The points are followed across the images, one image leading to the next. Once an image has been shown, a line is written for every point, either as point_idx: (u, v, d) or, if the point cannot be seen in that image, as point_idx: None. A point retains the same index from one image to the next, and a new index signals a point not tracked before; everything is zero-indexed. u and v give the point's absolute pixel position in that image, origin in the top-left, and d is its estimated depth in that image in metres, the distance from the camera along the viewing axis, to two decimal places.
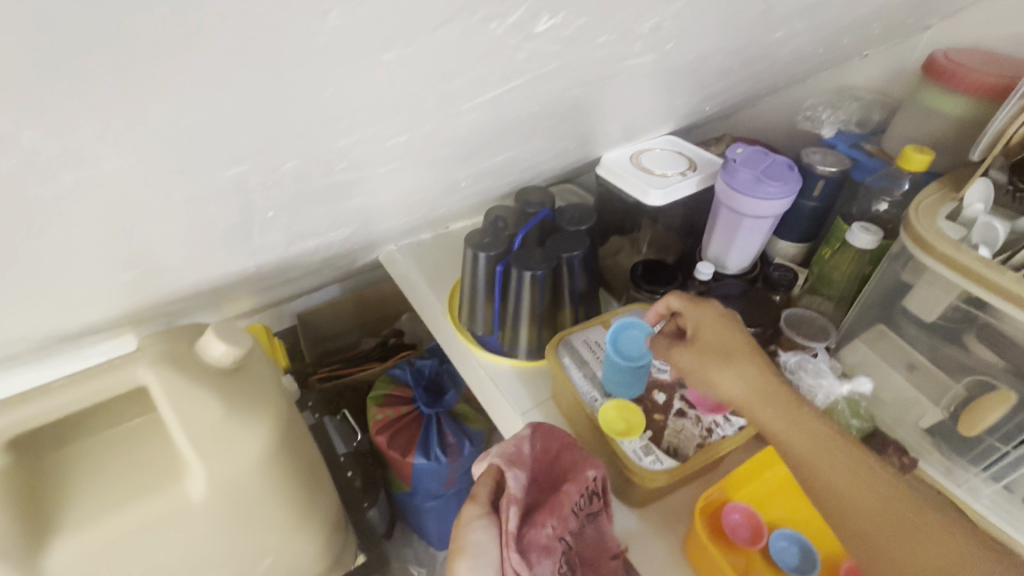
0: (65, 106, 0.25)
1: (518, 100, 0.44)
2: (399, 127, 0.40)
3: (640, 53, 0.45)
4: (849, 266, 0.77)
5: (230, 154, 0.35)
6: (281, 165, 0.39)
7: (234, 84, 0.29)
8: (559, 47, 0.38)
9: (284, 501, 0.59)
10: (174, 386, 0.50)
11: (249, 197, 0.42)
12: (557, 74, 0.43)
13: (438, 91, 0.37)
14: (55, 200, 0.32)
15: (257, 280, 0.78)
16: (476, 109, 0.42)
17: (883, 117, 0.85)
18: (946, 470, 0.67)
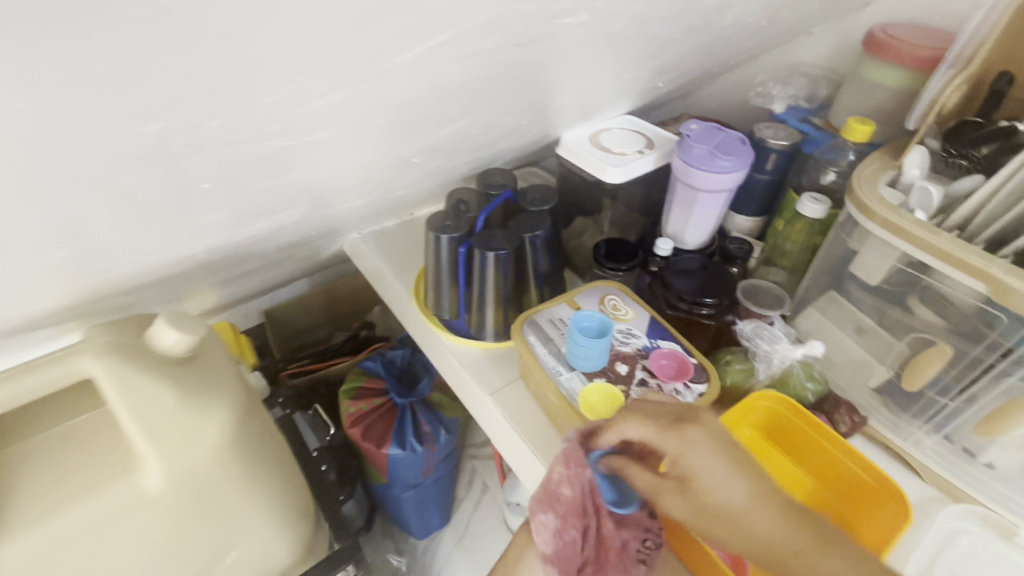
0: None
1: (454, 59, 0.44)
2: (327, 84, 0.39)
3: (572, 11, 0.45)
4: (801, 236, 0.80)
5: (150, 112, 0.33)
6: (205, 122, 0.37)
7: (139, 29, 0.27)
8: None
9: (249, 493, 0.58)
10: (122, 375, 0.48)
11: (187, 164, 0.41)
12: (486, 31, 0.42)
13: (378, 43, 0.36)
14: None
15: (214, 270, 0.76)
16: (403, 69, 0.41)
17: (830, 92, 0.88)
18: (893, 425, 0.71)
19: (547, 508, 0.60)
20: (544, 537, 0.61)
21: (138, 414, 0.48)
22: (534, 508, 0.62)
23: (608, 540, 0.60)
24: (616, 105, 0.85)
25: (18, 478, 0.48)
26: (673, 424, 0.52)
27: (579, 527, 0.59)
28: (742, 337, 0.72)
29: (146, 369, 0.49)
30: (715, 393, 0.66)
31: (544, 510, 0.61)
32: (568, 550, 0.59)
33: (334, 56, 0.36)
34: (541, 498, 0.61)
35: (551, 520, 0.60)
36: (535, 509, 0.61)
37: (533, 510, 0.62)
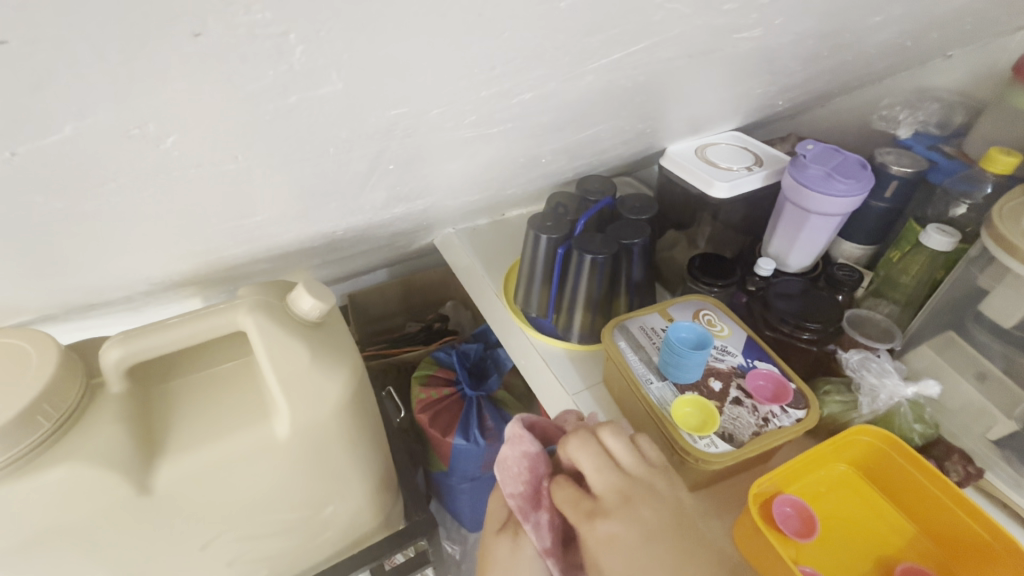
0: (234, 28, 0.29)
1: (630, 66, 0.49)
2: (495, 87, 0.44)
3: (752, 26, 0.49)
4: (920, 269, 0.75)
5: (351, 97, 0.38)
6: (386, 111, 0.42)
7: (383, 25, 0.32)
8: (691, 11, 0.42)
9: (353, 451, 0.63)
10: (269, 331, 0.54)
11: (358, 148, 0.46)
12: (673, 42, 0.47)
13: (575, 44, 0.41)
14: (201, 122, 0.36)
15: (330, 251, 0.83)
16: (561, 67, 0.44)
17: (967, 119, 0.83)
18: (1014, 483, 0.65)
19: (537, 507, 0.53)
20: (539, 534, 0.51)
21: (277, 367, 0.55)
22: (522, 510, 0.53)
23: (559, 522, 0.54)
24: (727, 121, 0.85)
25: (176, 409, 0.55)
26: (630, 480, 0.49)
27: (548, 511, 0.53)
28: (846, 367, 0.69)
29: (286, 329, 0.56)
30: (814, 421, 0.63)
31: (537, 507, 0.53)
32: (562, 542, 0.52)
33: (516, 57, 0.40)
34: (529, 492, 0.53)
35: (540, 531, 0.51)
36: (524, 511, 0.53)
37: (523, 513, 0.53)
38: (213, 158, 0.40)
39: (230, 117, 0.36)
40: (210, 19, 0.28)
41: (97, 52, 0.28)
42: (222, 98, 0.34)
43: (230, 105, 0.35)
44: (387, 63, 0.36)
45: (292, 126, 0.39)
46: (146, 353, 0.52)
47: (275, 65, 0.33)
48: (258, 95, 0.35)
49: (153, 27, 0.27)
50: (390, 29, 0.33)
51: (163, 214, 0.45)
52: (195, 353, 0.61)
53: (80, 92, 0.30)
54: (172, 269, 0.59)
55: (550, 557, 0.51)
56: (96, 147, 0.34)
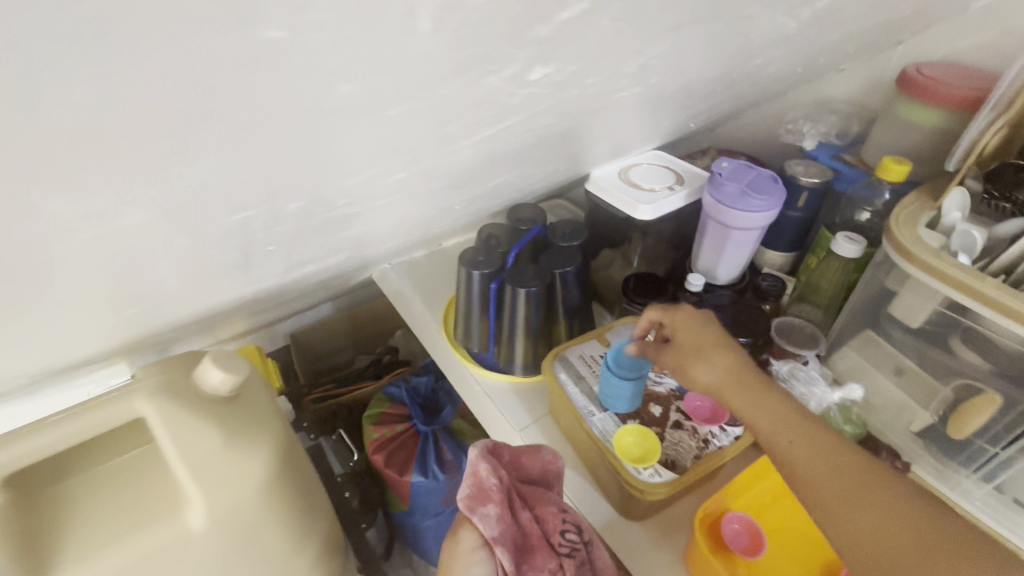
0: (45, 143, 0.26)
1: (511, 132, 0.48)
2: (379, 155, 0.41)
3: (629, 87, 0.50)
4: (836, 274, 0.79)
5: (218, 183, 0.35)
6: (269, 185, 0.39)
7: (233, 118, 0.30)
8: (550, 91, 0.43)
9: (287, 528, 0.58)
10: (172, 416, 0.50)
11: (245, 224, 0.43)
12: (552, 110, 0.47)
13: (460, 111, 0.40)
14: (44, 232, 0.32)
15: (252, 306, 0.78)
16: (445, 137, 0.42)
17: (863, 127, 0.88)
18: (938, 473, 0.68)
19: (479, 504, 0.56)
20: (487, 524, 0.55)
21: (186, 454, 0.50)
22: (471, 506, 0.56)
23: (548, 515, 0.60)
24: (646, 143, 0.87)
25: (74, 513, 0.50)
26: (697, 349, 0.58)
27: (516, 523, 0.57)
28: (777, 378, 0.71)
29: (191, 410, 0.51)
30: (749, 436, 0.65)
31: (482, 502, 0.56)
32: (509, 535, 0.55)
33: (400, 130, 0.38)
34: (471, 493, 0.57)
35: (491, 525, 0.55)
36: (474, 505, 0.56)
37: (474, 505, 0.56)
38: (73, 258, 0.36)
39: (83, 225, 0.33)
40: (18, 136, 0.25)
41: None
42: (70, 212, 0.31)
43: (82, 215, 0.32)
44: (254, 151, 0.34)
45: (159, 216, 0.36)
46: (23, 461, 0.46)
47: (114, 171, 0.30)
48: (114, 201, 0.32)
49: None
50: (241, 121, 0.30)
51: (22, 318, 0.40)
52: (101, 442, 0.56)
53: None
54: (57, 359, 0.53)
55: (497, 545, 0.54)
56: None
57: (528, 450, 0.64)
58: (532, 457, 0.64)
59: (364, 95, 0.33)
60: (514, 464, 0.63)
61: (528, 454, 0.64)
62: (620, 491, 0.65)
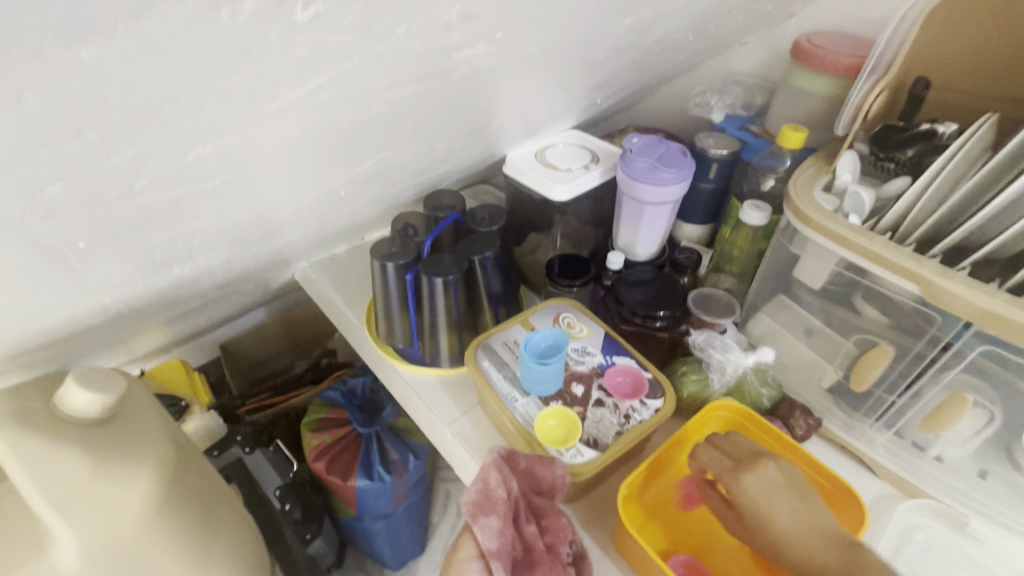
0: None
1: (340, 101, 0.41)
2: (237, 131, 0.37)
3: (469, 43, 0.42)
4: (746, 242, 0.80)
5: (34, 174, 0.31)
6: (81, 175, 0.34)
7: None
8: (349, 38, 0.34)
9: (185, 566, 0.52)
10: (26, 446, 0.44)
11: (93, 219, 0.38)
12: (412, 72, 0.42)
13: (278, 92, 0.36)
14: None
15: (143, 316, 0.71)
16: (295, 107, 0.38)
17: (766, 99, 0.90)
18: (846, 425, 0.71)
19: (480, 515, 0.53)
20: (486, 536, 0.52)
21: (43, 487, 0.44)
22: (472, 515, 0.53)
23: (553, 528, 0.56)
24: (559, 121, 0.85)
25: None
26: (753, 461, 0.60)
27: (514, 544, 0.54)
28: (695, 348, 0.73)
29: (50, 438, 0.46)
30: (671, 407, 0.65)
31: (485, 513, 0.53)
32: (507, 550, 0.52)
33: (233, 102, 0.34)
34: (476, 502, 0.54)
35: (489, 538, 0.52)
36: (474, 515, 0.53)
37: (474, 515, 0.53)
38: None
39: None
40: None
41: None
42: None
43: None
44: (42, 131, 0.29)
45: None
46: None
47: None
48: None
49: None
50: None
51: None
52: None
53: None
54: None
55: (493, 559, 0.51)
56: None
57: (540, 459, 0.58)
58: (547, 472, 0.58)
59: (162, 60, 0.28)
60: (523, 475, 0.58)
61: (540, 464, 0.58)
62: None
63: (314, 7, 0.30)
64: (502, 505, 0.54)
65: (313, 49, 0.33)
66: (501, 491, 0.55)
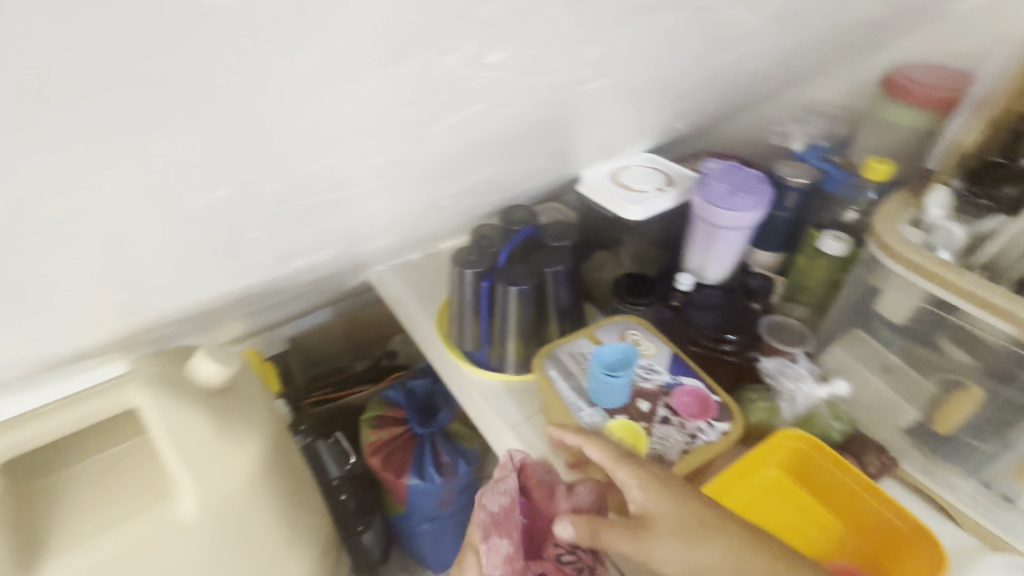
0: (20, 124, 0.27)
1: (458, 121, 0.46)
2: (374, 146, 0.43)
3: (595, 77, 0.49)
4: (822, 273, 0.80)
5: (220, 173, 0.38)
6: (244, 178, 0.40)
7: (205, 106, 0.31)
8: (478, 63, 0.38)
9: (276, 523, 0.59)
10: (165, 405, 0.51)
11: (248, 215, 0.45)
12: (524, 97, 0.47)
13: (414, 111, 0.41)
14: (27, 214, 0.33)
15: (246, 305, 0.79)
16: (437, 129, 0.45)
17: (849, 130, 0.90)
18: (925, 469, 0.68)
19: (493, 532, 0.58)
20: (494, 554, 0.57)
21: (178, 445, 0.51)
22: (486, 530, 0.58)
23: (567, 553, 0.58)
24: (635, 145, 0.88)
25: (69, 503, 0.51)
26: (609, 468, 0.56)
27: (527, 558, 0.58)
28: (765, 374, 0.73)
29: (183, 400, 0.53)
30: (739, 431, 0.65)
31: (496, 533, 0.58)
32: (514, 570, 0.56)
33: (375, 120, 0.40)
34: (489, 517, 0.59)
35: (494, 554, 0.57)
36: (485, 530, 0.58)
37: (488, 532, 0.58)
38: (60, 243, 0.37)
39: (60, 204, 0.33)
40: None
41: None
42: (49, 185, 0.31)
43: (62, 190, 0.32)
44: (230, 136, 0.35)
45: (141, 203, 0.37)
46: (21, 448, 0.47)
47: (104, 154, 0.31)
48: (87, 175, 0.32)
49: None
50: (210, 103, 0.31)
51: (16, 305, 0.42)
52: (88, 440, 0.56)
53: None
54: (54, 350, 0.54)
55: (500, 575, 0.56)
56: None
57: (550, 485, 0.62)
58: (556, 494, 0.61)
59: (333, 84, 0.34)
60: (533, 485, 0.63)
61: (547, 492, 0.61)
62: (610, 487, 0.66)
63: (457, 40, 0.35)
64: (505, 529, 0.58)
65: (489, 82, 0.42)
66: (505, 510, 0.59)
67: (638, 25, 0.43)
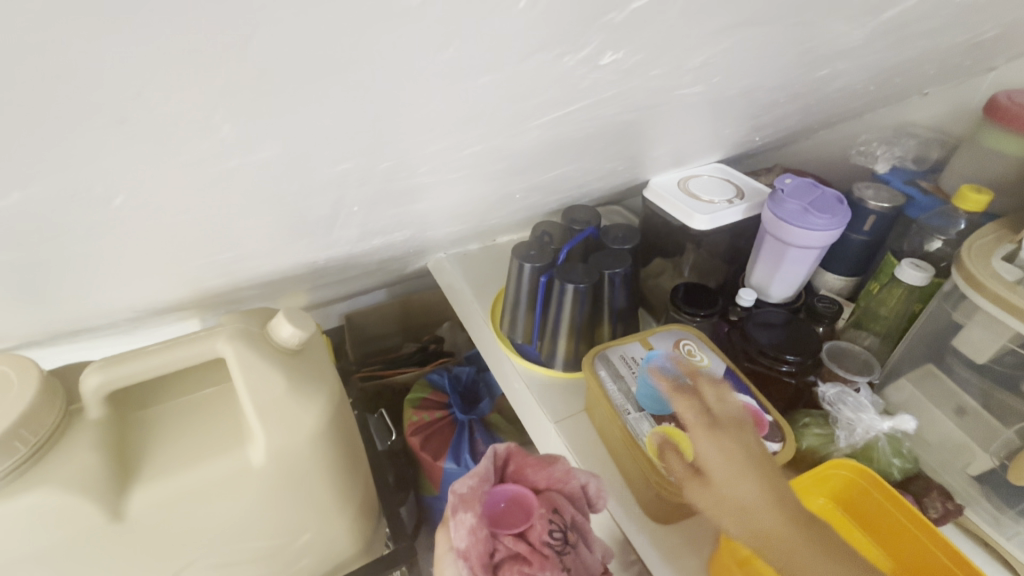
0: (175, 100, 0.31)
1: (546, 121, 0.47)
2: (467, 137, 0.46)
3: (691, 83, 0.50)
4: (897, 302, 0.76)
5: (330, 153, 0.41)
6: (345, 160, 0.43)
7: (332, 95, 0.34)
8: (578, 68, 0.40)
9: (329, 481, 0.64)
10: (247, 359, 0.56)
11: (344, 192, 0.48)
12: (614, 100, 0.48)
13: (512, 107, 0.43)
14: (165, 176, 0.37)
15: (318, 277, 0.84)
16: (525, 127, 0.47)
17: (943, 155, 0.85)
18: (994, 520, 0.64)
19: (462, 509, 0.58)
20: (460, 534, 0.57)
21: (255, 397, 0.56)
22: (456, 507, 0.58)
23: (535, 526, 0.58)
24: (708, 154, 0.87)
25: (157, 435, 0.56)
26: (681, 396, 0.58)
27: (494, 531, 0.58)
28: (824, 401, 0.70)
29: (264, 357, 0.57)
30: (789, 455, 0.64)
31: (464, 509, 0.58)
32: (479, 551, 0.56)
33: (471, 116, 0.42)
34: (458, 496, 0.59)
35: (459, 535, 0.57)
36: (454, 509, 0.58)
37: (454, 509, 0.58)
38: (186, 204, 0.42)
39: (202, 168, 0.38)
40: (165, 93, 0.30)
41: (63, 127, 0.30)
42: (201, 151, 0.36)
43: (207, 157, 0.37)
44: (342, 124, 0.38)
45: (257, 173, 0.41)
46: (126, 381, 0.53)
47: (236, 133, 0.35)
48: (223, 149, 0.36)
49: (109, 106, 0.30)
50: (335, 92, 0.34)
51: (137, 255, 0.47)
52: (167, 385, 0.61)
53: (44, 152, 0.31)
54: (158, 299, 0.61)
55: (464, 557, 0.56)
56: (64, 195, 0.35)
57: (531, 463, 0.64)
58: (534, 470, 0.64)
59: (442, 81, 0.36)
60: (517, 474, 0.64)
61: (530, 468, 0.64)
62: (648, 492, 0.66)
63: (560, 46, 0.37)
64: (474, 503, 0.58)
65: (593, 83, 0.43)
66: (472, 484, 0.60)
67: (741, 36, 0.43)
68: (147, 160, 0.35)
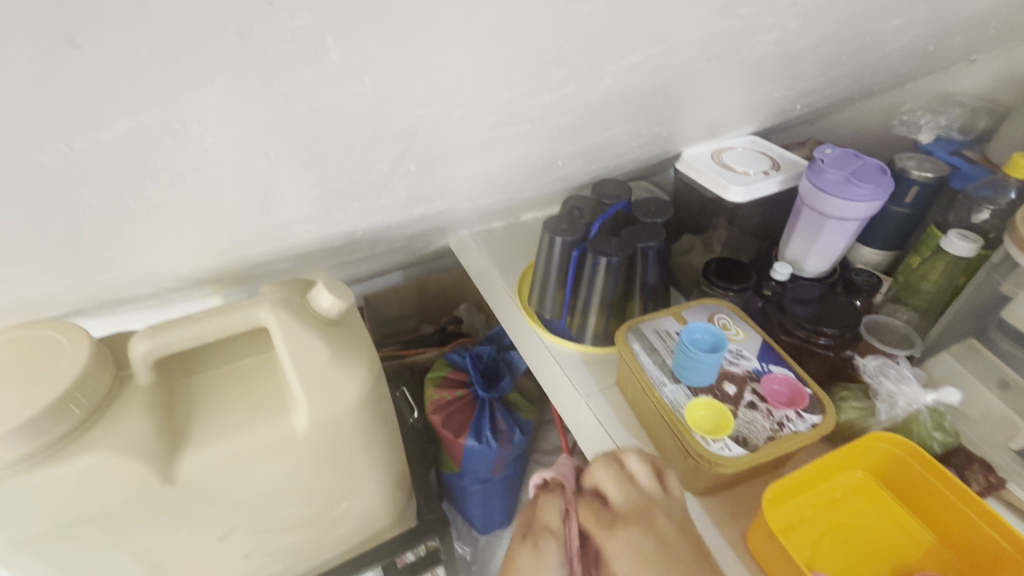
0: (263, 31, 0.31)
1: (616, 70, 0.47)
2: (538, 86, 0.45)
3: (768, 29, 0.49)
4: (940, 275, 0.74)
5: (409, 99, 0.41)
6: (415, 109, 0.42)
7: (428, 29, 0.34)
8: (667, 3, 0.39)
9: (366, 450, 0.64)
10: (289, 328, 0.56)
11: (405, 146, 0.48)
12: (690, 46, 0.47)
13: (593, 47, 0.42)
14: (232, 121, 0.37)
15: (346, 253, 0.84)
16: (597, 75, 0.47)
17: (990, 124, 0.84)
18: None
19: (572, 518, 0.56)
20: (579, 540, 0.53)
21: (298, 364, 0.57)
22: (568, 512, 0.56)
23: None
24: (744, 125, 0.85)
25: (202, 402, 0.57)
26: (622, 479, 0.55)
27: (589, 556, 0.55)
28: (864, 373, 0.68)
29: (306, 326, 0.57)
30: (830, 427, 0.63)
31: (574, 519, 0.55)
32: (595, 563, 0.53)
33: (547, 61, 0.42)
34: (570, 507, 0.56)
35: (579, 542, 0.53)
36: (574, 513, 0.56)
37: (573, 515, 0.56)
38: (243, 155, 0.41)
39: (273, 110, 0.37)
40: (267, 21, 0.30)
41: (158, 52, 0.30)
42: (288, 86, 0.35)
43: (284, 97, 0.37)
44: (425, 63, 0.37)
45: (320, 126, 0.41)
46: (172, 347, 0.53)
47: (316, 70, 0.35)
48: (308, 86, 0.36)
49: (201, 32, 0.29)
50: (428, 27, 0.34)
51: (189, 215, 0.47)
52: (209, 354, 0.62)
53: (126, 81, 0.31)
54: (201, 267, 0.61)
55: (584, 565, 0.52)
56: (136, 137, 0.35)
57: None
58: None
59: (532, 16, 0.36)
60: None
61: None
62: (684, 465, 0.65)
63: None
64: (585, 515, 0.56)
65: (685, 18, 0.42)
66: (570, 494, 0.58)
67: None
68: (219, 100, 0.35)
